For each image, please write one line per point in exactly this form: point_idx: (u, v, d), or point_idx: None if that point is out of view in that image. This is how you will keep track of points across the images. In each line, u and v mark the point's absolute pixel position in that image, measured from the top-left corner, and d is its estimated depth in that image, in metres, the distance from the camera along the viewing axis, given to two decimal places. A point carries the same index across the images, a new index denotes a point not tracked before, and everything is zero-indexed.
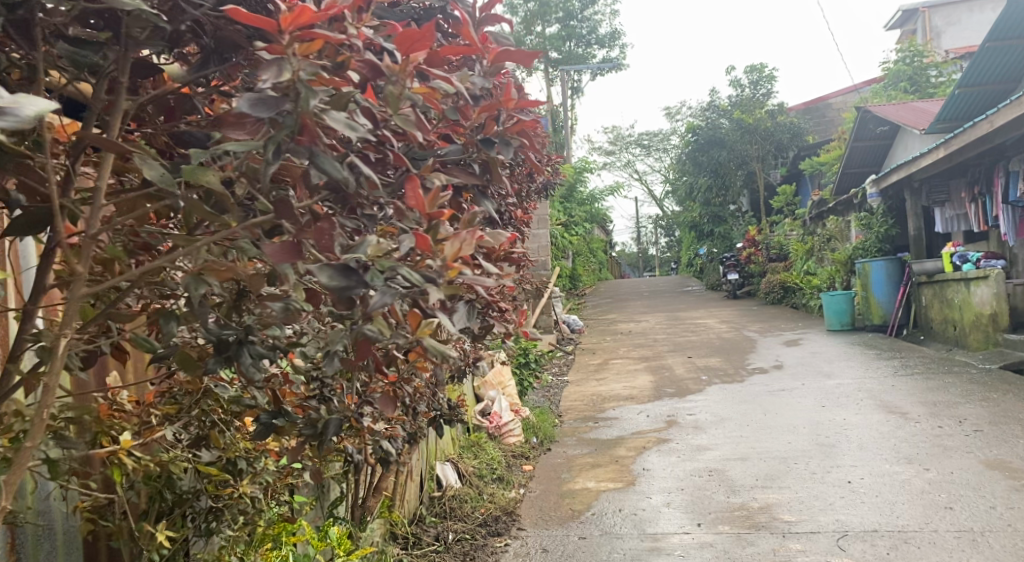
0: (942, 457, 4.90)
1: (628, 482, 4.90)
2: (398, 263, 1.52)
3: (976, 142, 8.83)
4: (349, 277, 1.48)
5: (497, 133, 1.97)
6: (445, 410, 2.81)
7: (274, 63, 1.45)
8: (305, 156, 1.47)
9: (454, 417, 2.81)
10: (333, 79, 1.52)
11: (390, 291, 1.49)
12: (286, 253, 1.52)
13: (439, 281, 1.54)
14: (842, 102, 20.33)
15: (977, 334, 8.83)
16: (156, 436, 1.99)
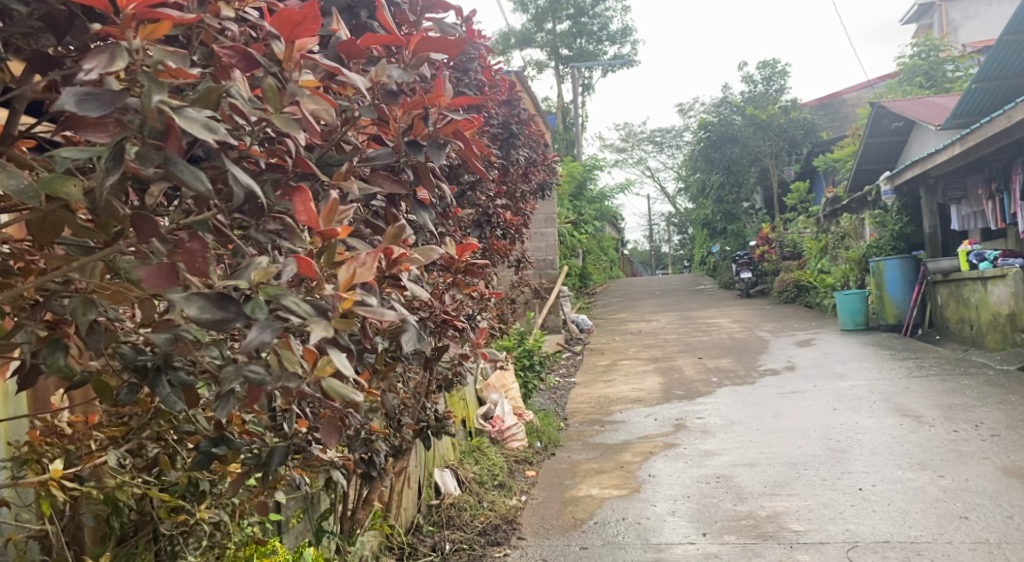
0: (957, 463, 4.77)
1: (632, 489, 4.80)
2: (284, 293, 1.43)
3: (993, 137, 8.63)
4: (224, 309, 1.39)
5: (427, 136, 1.90)
6: (432, 421, 2.71)
7: (109, 48, 1.35)
8: (159, 161, 1.35)
9: (443, 429, 2.72)
10: (184, 72, 1.41)
11: (270, 327, 1.39)
12: (162, 278, 1.46)
13: (331, 314, 1.45)
14: (856, 97, 20.10)
15: (994, 334, 8.66)
16: (96, 463, 1.89)
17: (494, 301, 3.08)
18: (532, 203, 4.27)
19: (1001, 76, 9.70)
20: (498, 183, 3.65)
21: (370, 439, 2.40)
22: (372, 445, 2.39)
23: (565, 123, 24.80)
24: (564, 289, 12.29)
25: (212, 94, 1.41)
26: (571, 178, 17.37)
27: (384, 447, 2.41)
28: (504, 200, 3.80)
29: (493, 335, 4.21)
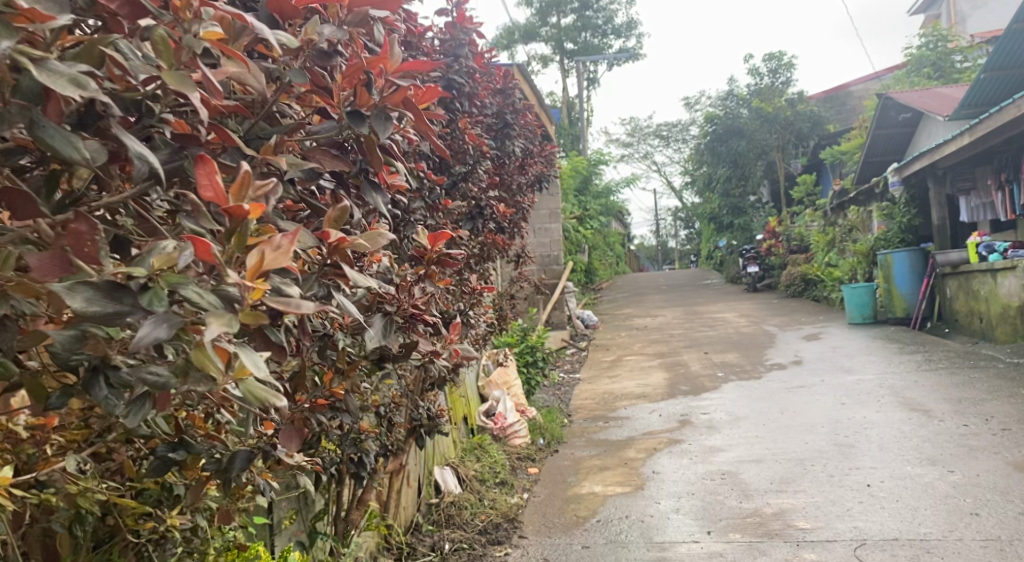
0: (966, 458, 4.68)
1: (636, 486, 4.73)
2: (183, 283, 1.32)
3: (1003, 128, 8.51)
4: (117, 301, 1.29)
5: (370, 106, 1.74)
6: (425, 421, 2.64)
7: None
8: (22, 123, 1.27)
9: (436, 428, 2.66)
10: (47, 15, 1.27)
11: (164, 321, 1.28)
12: (54, 266, 1.33)
13: (238, 306, 1.34)
14: (863, 89, 19.95)
15: (1004, 326, 8.56)
16: (52, 469, 1.76)
17: (489, 294, 3.03)
18: (532, 197, 4.20)
19: (1010, 66, 9.57)
20: (491, 175, 3.59)
21: (359, 439, 2.33)
22: (361, 445, 2.33)
23: (571, 117, 24.69)
24: (569, 284, 12.23)
25: (92, 49, 1.33)
26: (577, 173, 17.29)
27: (373, 448, 2.34)
28: (498, 193, 3.73)
29: (488, 332, 4.15)
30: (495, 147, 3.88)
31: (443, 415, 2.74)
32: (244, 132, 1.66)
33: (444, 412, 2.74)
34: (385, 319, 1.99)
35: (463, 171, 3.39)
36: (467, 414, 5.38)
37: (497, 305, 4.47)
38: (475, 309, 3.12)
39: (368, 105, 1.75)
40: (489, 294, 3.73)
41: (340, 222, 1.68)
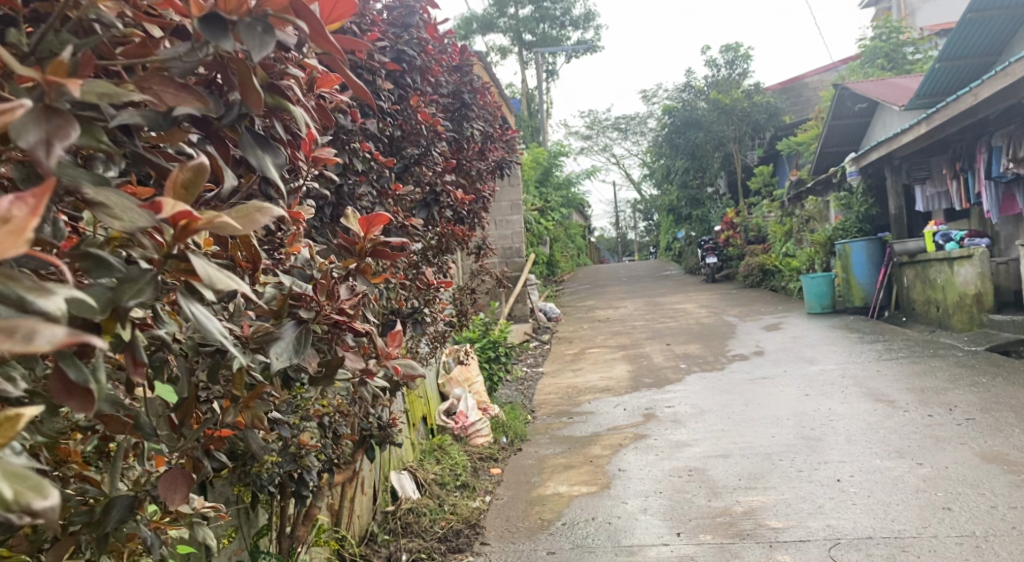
0: (935, 450, 4.60)
1: (602, 485, 4.58)
2: None
3: (958, 116, 8.50)
4: None
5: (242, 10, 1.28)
6: (376, 430, 2.46)
7: None
8: None
9: (388, 439, 2.48)
10: None
11: None
12: None
13: None
14: (818, 81, 20.08)
15: (960, 314, 8.58)
16: None
17: (447, 287, 2.87)
18: (493, 185, 3.99)
19: (966, 55, 9.62)
20: (447, 158, 3.34)
21: (300, 454, 2.18)
22: (301, 461, 2.18)
23: (530, 109, 24.55)
24: (531, 277, 12.07)
25: None
26: (537, 164, 17.13)
27: (314, 464, 2.20)
28: (455, 179, 3.52)
29: (446, 330, 4.01)
30: (450, 129, 3.66)
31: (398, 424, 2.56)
32: (31, 48, 1.23)
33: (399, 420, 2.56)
34: (298, 329, 1.62)
35: (416, 152, 3.16)
36: (427, 413, 5.19)
37: (457, 301, 4.25)
38: (430, 308, 2.96)
39: (238, 11, 1.28)
40: (447, 289, 3.54)
41: (194, 187, 1.20)
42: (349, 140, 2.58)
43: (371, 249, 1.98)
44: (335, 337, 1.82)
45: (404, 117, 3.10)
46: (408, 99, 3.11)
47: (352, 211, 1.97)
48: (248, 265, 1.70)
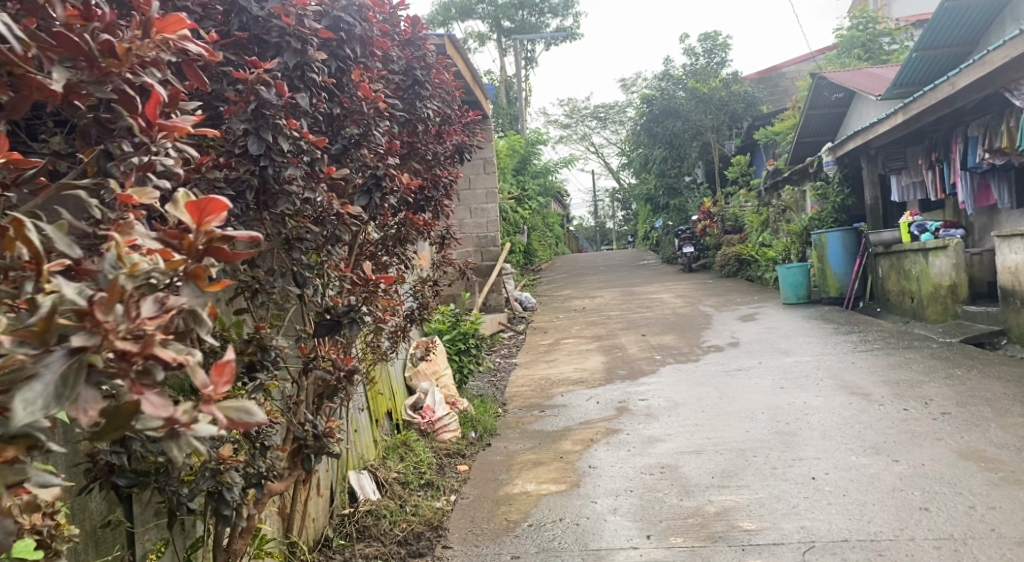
0: (912, 446, 4.49)
1: (571, 483, 4.44)
2: None
3: (936, 106, 8.38)
4: None
5: None
6: (310, 439, 2.32)
7: None
8: None
9: (324, 449, 2.32)
10: None
11: None
12: None
13: None
14: (795, 70, 20.03)
15: (935, 306, 8.53)
16: None
17: (386, 282, 2.62)
18: (459, 170, 3.80)
19: (940, 44, 9.53)
20: (391, 140, 2.97)
21: (219, 471, 2.02)
22: (222, 479, 2.02)
23: (509, 97, 24.34)
24: (506, 266, 11.89)
25: None
26: (514, 152, 16.91)
27: (236, 480, 2.03)
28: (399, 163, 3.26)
29: (403, 325, 3.86)
30: (402, 108, 3.29)
31: (338, 433, 2.41)
32: None
33: (339, 428, 2.41)
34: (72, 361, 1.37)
35: (357, 135, 2.77)
36: (391, 408, 5.03)
37: (417, 293, 4.02)
38: (370, 308, 2.66)
39: None
40: (397, 286, 3.36)
41: None
42: (274, 114, 2.24)
43: (205, 248, 1.62)
44: (130, 373, 1.42)
45: (344, 93, 2.76)
46: (348, 74, 2.77)
47: (178, 197, 1.61)
48: (35, 266, 1.49)
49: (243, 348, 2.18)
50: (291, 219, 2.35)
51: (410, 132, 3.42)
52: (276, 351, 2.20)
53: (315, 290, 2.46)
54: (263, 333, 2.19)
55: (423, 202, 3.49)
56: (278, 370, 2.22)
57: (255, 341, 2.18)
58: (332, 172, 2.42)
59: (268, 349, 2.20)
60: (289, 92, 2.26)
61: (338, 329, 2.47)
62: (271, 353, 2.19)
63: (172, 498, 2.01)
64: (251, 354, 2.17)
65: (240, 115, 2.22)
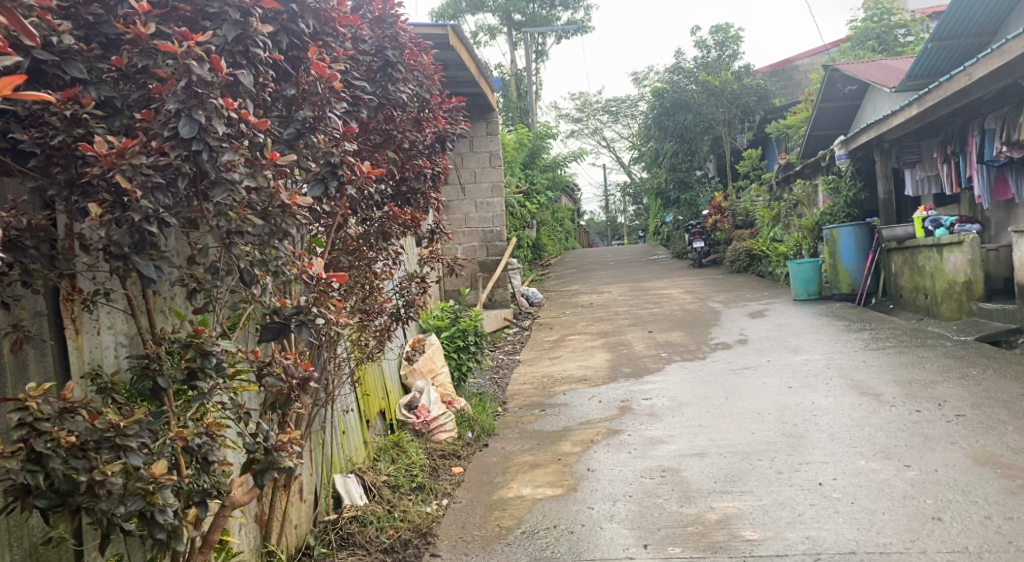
0: (924, 450, 4.30)
1: (568, 488, 4.27)
2: None
3: (952, 97, 8.14)
4: None
5: None
6: (260, 453, 2.20)
7: None
8: None
9: (274, 466, 2.18)
10: None
11: None
12: None
13: None
14: (808, 63, 19.76)
15: (949, 303, 8.29)
16: None
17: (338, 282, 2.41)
18: (446, 160, 3.64)
19: (958, 33, 9.24)
20: (351, 124, 2.74)
21: (150, 492, 1.96)
22: (153, 500, 1.96)
23: (519, 91, 24.10)
24: (514, 260, 11.71)
25: None
26: (524, 146, 16.69)
27: (168, 502, 1.97)
28: (365, 155, 3.09)
29: (388, 325, 3.72)
30: (373, 91, 3.01)
31: (294, 446, 2.27)
32: None
33: (295, 442, 2.27)
34: None
35: (313, 119, 2.55)
36: (383, 408, 4.88)
37: (403, 290, 3.87)
38: (321, 309, 2.36)
39: None
40: (353, 291, 3.25)
41: None
42: (208, 92, 2.08)
43: None
44: None
45: (300, 73, 2.56)
46: (305, 51, 2.59)
47: None
48: None
49: (183, 353, 2.06)
50: (231, 212, 2.18)
51: (385, 117, 3.17)
52: (217, 356, 2.07)
53: (264, 290, 2.28)
54: (202, 337, 2.06)
55: (406, 194, 3.41)
56: (222, 377, 2.09)
57: (193, 346, 2.05)
58: (276, 159, 2.27)
59: (210, 355, 2.07)
60: (226, 70, 2.12)
61: (286, 333, 2.25)
62: (212, 359, 2.06)
63: (103, 519, 1.93)
64: (190, 359, 2.05)
65: (172, 94, 2.05)
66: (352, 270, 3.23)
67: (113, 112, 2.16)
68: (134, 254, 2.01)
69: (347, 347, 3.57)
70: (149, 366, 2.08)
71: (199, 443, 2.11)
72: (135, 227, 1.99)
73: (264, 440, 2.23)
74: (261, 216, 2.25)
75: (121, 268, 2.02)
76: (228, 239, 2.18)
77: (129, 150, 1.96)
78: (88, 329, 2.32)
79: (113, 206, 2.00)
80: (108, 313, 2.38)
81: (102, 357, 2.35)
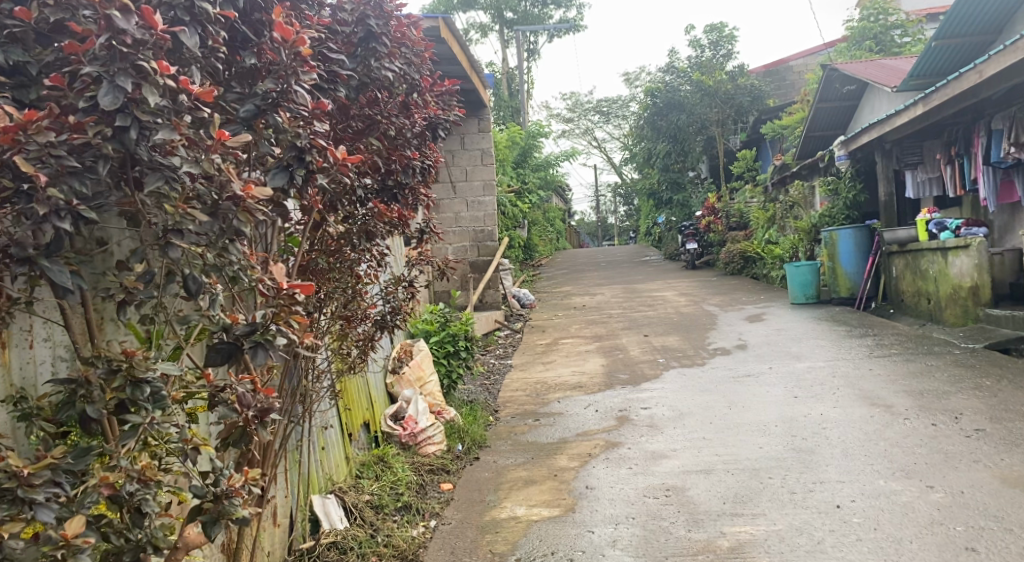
0: (946, 469, 4.02)
1: (566, 507, 3.99)
2: None
3: (960, 97, 7.85)
4: None
5: None
6: (210, 500, 1.91)
7: None
8: None
9: (224, 516, 1.90)
10: None
11: None
12: None
13: None
14: (801, 64, 19.50)
15: (954, 309, 8.02)
16: None
17: (304, 293, 2.08)
18: (438, 151, 3.34)
19: (964, 31, 8.96)
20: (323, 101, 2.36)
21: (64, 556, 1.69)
22: None
23: (511, 89, 23.75)
24: (505, 261, 11.39)
25: None
26: (516, 145, 16.36)
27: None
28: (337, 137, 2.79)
29: (370, 334, 3.43)
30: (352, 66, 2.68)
31: (250, 491, 1.99)
32: None
33: (250, 485, 1.99)
34: None
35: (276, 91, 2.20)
36: (367, 419, 4.58)
37: (389, 295, 3.56)
38: (285, 328, 2.04)
39: None
40: (324, 297, 2.98)
41: None
42: (134, 50, 1.79)
43: None
44: None
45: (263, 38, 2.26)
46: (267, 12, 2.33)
47: None
48: None
49: (111, 381, 1.80)
50: (171, 202, 1.88)
51: (369, 100, 2.85)
52: (154, 386, 1.81)
53: (213, 302, 1.97)
54: (135, 362, 1.81)
55: (392, 189, 3.07)
56: (159, 410, 1.83)
57: (123, 372, 1.80)
58: (224, 140, 1.95)
59: (144, 384, 1.81)
60: (162, 26, 1.83)
61: (239, 355, 1.96)
62: (147, 389, 1.80)
63: None
64: (120, 390, 1.79)
65: (91, 56, 1.77)
66: (335, 273, 2.98)
67: (27, 80, 1.92)
68: (42, 257, 1.75)
69: (327, 356, 3.35)
70: (76, 394, 1.78)
71: (130, 490, 1.83)
72: (42, 224, 1.70)
73: (214, 483, 1.95)
74: (211, 210, 1.93)
75: (28, 274, 1.75)
76: (165, 239, 1.86)
77: (33, 124, 1.69)
78: (18, 342, 2.04)
79: (17, 196, 1.70)
80: (43, 323, 2.11)
81: (33, 373, 2.07)
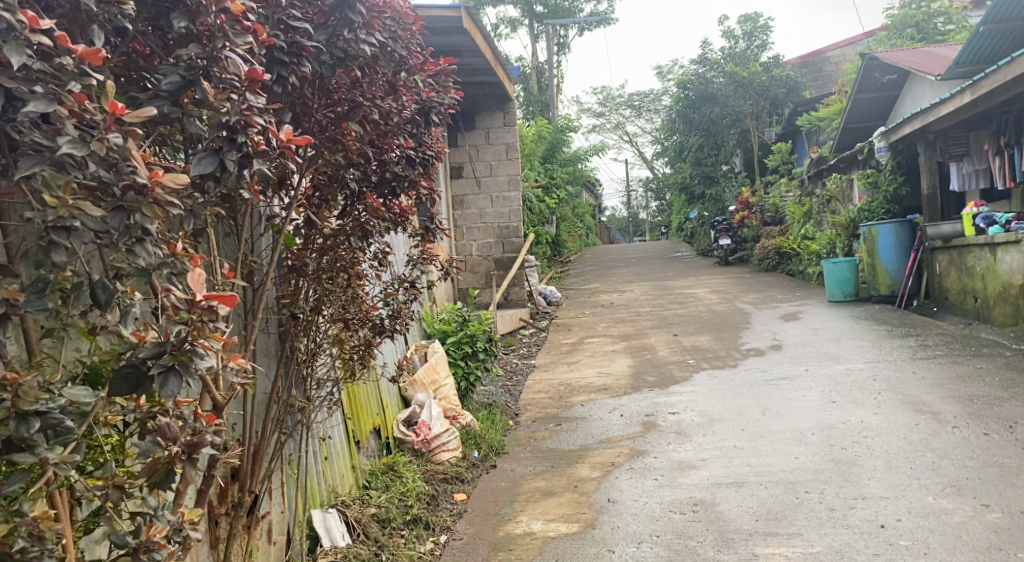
0: (1003, 485, 3.67)
1: (586, 523, 3.72)
2: None
3: (1010, 83, 7.42)
4: None
5: None
6: (132, 551, 1.70)
7: None
8: None
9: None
10: None
11: None
12: None
13: None
14: (839, 55, 18.96)
15: (1003, 307, 7.61)
16: None
17: (224, 305, 1.76)
18: (442, 144, 3.15)
19: (1013, 16, 8.46)
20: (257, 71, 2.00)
21: None
22: None
23: (541, 84, 23.44)
24: (531, 258, 11.10)
25: None
26: (545, 139, 16.08)
27: None
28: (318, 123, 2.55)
29: (368, 340, 3.16)
30: (321, 41, 2.40)
31: (179, 537, 1.80)
32: None
33: (182, 532, 1.80)
34: None
35: (203, 59, 1.96)
36: (376, 425, 4.34)
37: (389, 297, 3.33)
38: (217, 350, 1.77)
39: None
40: (311, 294, 2.82)
41: None
42: None
43: None
44: None
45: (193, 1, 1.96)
46: None
47: None
48: None
49: None
50: (50, 195, 1.56)
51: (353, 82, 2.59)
52: (47, 422, 1.57)
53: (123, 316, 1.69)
54: (21, 392, 1.55)
55: (391, 181, 2.89)
56: (56, 448, 1.59)
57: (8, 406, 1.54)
58: (117, 109, 1.65)
59: (34, 419, 1.56)
60: None
61: (147, 382, 1.68)
62: (36, 426, 1.56)
63: None
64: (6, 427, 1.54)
65: None
66: (332, 273, 2.82)
67: None
68: None
69: (329, 359, 3.16)
70: None
71: (23, 545, 1.58)
72: None
73: (138, 529, 1.74)
74: (113, 204, 1.63)
75: None
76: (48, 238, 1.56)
77: None
78: None
79: None
80: None
81: None
